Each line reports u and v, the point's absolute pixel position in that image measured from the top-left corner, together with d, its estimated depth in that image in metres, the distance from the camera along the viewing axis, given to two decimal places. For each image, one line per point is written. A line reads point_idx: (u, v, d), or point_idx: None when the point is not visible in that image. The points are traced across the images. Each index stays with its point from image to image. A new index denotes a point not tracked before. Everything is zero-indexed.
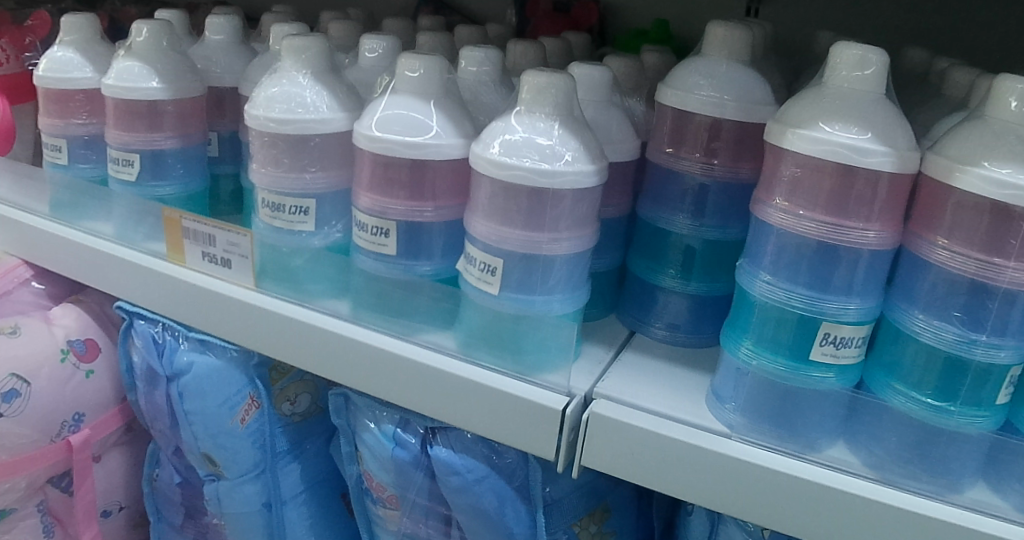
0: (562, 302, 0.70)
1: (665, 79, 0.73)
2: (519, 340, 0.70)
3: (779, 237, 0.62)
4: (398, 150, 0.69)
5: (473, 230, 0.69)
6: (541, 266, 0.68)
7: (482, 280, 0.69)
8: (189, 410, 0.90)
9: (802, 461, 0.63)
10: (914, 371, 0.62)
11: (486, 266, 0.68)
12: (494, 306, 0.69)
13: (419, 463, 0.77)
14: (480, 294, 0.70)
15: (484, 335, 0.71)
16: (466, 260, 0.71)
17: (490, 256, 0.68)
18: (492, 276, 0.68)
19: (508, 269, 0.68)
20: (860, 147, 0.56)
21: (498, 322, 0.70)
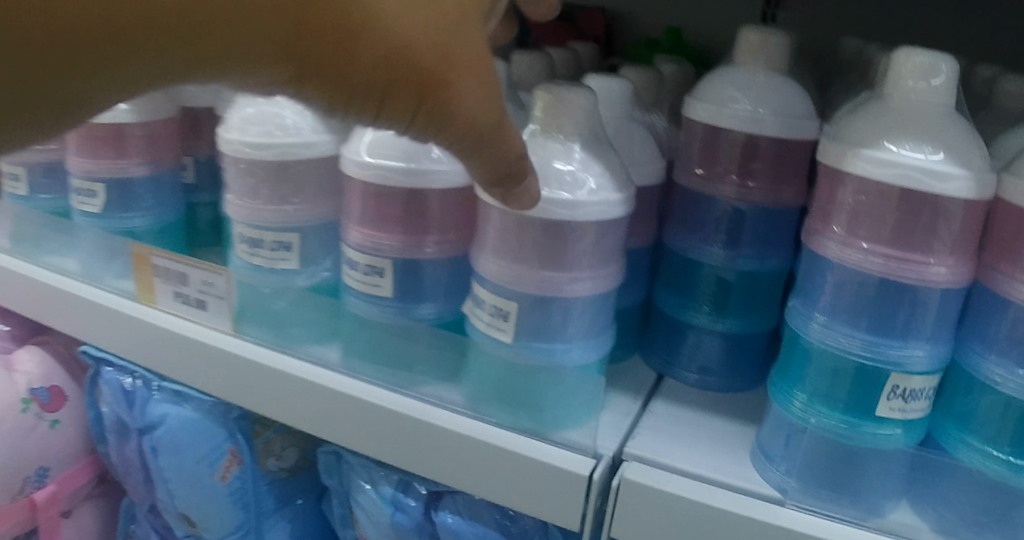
0: (585, 352, 0.61)
1: (693, 91, 0.65)
2: (536, 396, 0.61)
3: (836, 273, 0.53)
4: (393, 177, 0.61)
5: (480, 269, 0.60)
6: (558, 309, 0.59)
7: (493, 327, 0.60)
8: (163, 465, 0.81)
9: (866, 531, 0.53)
10: (989, 424, 0.52)
11: (497, 310, 0.60)
12: (508, 354, 0.61)
13: (422, 530, 0.68)
14: (492, 342, 0.61)
15: (497, 389, 0.63)
16: (473, 299, 0.62)
17: (503, 300, 0.59)
18: (506, 323, 0.60)
19: (521, 313, 0.59)
20: (937, 171, 0.47)
21: (512, 374, 0.62)
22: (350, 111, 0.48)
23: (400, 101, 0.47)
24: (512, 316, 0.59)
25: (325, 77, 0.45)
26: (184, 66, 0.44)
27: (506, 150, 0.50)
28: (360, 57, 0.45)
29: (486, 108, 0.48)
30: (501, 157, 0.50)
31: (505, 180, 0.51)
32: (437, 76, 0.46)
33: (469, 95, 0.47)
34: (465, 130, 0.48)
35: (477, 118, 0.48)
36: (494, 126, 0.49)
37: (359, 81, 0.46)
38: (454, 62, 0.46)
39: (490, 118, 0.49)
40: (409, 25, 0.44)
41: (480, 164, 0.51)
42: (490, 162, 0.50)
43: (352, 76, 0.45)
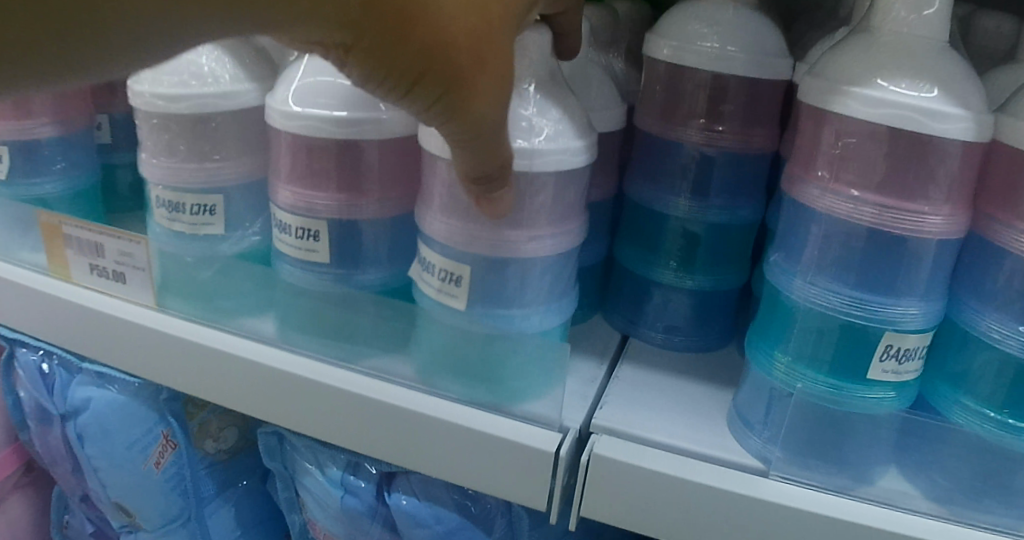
0: (545, 319, 0.56)
1: (656, 27, 0.59)
2: (491, 368, 0.56)
3: (822, 224, 0.48)
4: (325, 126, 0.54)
5: (426, 229, 0.54)
6: (514, 274, 0.54)
7: (445, 294, 0.55)
8: (92, 455, 0.74)
9: (853, 501, 0.50)
10: (984, 383, 0.49)
11: (447, 274, 0.54)
12: (461, 324, 0.55)
13: (376, 514, 0.63)
14: (444, 313, 0.56)
15: (448, 362, 0.57)
16: (420, 262, 0.56)
17: (455, 263, 0.53)
18: (459, 289, 0.54)
19: (474, 278, 0.54)
20: (932, 110, 0.43)
21: (465, 345, 0.56)
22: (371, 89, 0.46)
23: (427, 87, 0.45)
24: (465, 280, 0.54)
25: (368, 48, 0.43)
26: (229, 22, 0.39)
27: (495, 151, 0.47)
28: (406, 43, 0.43)
29: (496, 110, 0.46)
30: (494, 162, 0.47)
31: (487, 182, 0.48)
32: (468, 70, 0.45)
33: (492, 98, 0.46)
34: (470, 124, 0.46)
35: (489, 115, 0.46)
36: (497, 127, 0.46)
37: (388, 58, 0.43)
38: (484, 60, 0.45)
39: (501, 114, 0.46)
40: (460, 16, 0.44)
41: (467, 160, 0.48)
42: (478, 162, 0.47)
43: (389, 54, 0.43)
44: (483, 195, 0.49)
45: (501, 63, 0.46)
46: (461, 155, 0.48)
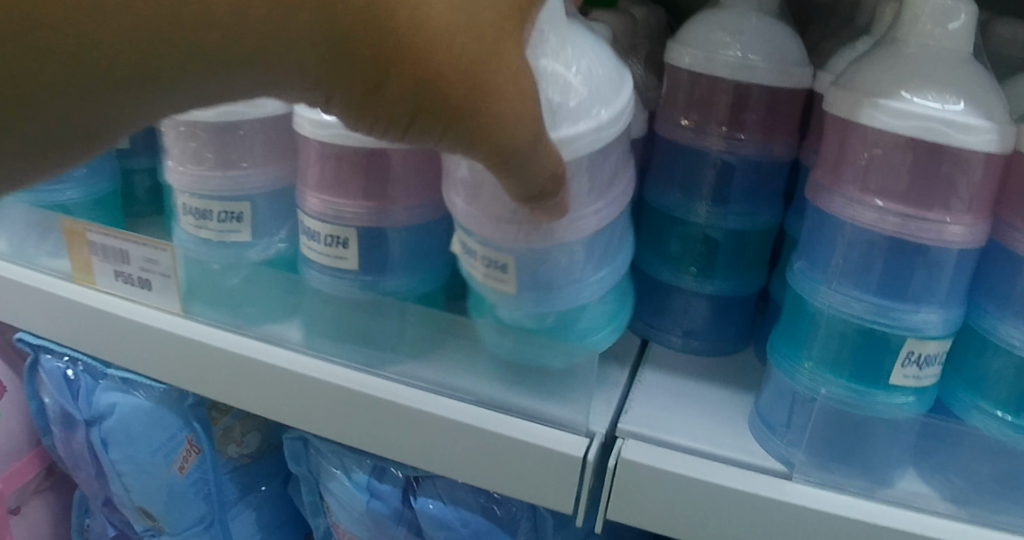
0: (602, 280, 0.55)
1: (678, 35, 0.60)
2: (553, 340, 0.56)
3: (845, 233, 0.50)
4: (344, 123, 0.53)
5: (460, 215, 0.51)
6: (565, 253, 0.52)
7: (496, 280, 0.53)
8: (116, 459, 0.75)
9: (873, 503, 0.51)
10: (1003, 388, 0.50)
11: (492, 262, 0.52)
12: (514, 308, 0.54)
13: (401, 517, 0.64)
14: (500, 297, 0.54)
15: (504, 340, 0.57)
16: (463, 243, 0.54)
17: (495, 248, 0.51)
18: (508, 274, 0.52)
19: (520, 265, 0.52)
20: (958, 122, 0.44)
21: (524, 324, 0.56)
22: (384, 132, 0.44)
23: (434, 128, 0.42)
24: (512, 267, 0.52)
25: (355, 92, 0.41)
26: (231, 82, 0.40)
27: (536, 167, 0.45)
28: (392, 81, 0.40)
29: (515, 132, 0.43)
30: (539, 173, 0.45)
31: (539, 190, 0.46)
32: (471, 106, 0.41)
33: (510, 127, 0.42)
34: (493, 148, 0.43)
35: (510, 137, 0.43)
36: (527, 143, 0.43)
37: (380, 101, 0.41)
38: (483, 90, 0.41)
39: (527, 132, 0.43)
40: (441, 46, 0.39)
41: (511, 181, 0.45)
42: (524, 177, 0.45)
43: (383, 97, 0.41)
44: (529, 198, 0.47)
45: (505, 83, 0.42)
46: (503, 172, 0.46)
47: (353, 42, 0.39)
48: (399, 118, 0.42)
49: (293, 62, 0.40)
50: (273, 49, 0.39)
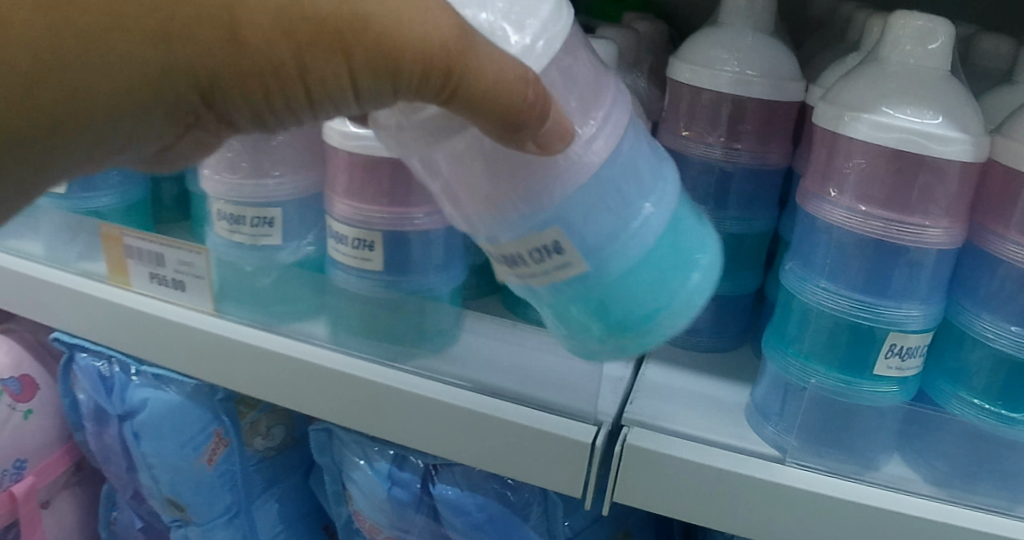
0: (659, 210, 0.47)
1: (680, 52, 0.64)
2: (641, 300, 0.47)
3: (832, 235, 0.54)
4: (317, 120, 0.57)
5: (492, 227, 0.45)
6: (599, 187, 0.45)
7: (558, 266, 0.45)
8: (147, 451, 0.79)
9: (862, 484, 0.55)
10: (979, 378, 0.55)
11: (539, 248, 0.45)
12: (581, 290, 0.46)
13: (421, 503, 0.68)
14: (569, 279, 0.46)
15: (594, 327, 0.48)
16: (498, 255, 0.47)
17: (536, 232, 0.44)
18: (565, 253, 0.45)
19: (567, 229, 0.44)
20: (935, 134, 0.48)
21: (600, 303, 0.47)
22: (306, 117, 0.45)
23: (319, 85, 0.42)
24: (564, 242, 0.44)
25: (228, 90, 0.42)
26: (124, 133, 0.43)
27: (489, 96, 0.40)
28: (247, 54, 0.40)
29: (420, 53, 0.40)
30: (500, 91, 0.40)
31: (520, 118, 0.40)
32: (336, 48, 0.41)
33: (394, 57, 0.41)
34: (418, 85, 0.41)
35: (419, 62, 0.40)
36: (447, 61, 0.40)
37: (260, 86, 0.42)
38: (345, 33, 0.40)
39: (436, 47, 0.40)
40: (264, 13, 0.40)
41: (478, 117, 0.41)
42: (488, 106, 0.41)
43: (249, 82, 0.41)
44: (514, 141, 0.42)
45: (370, 11, 0.40)
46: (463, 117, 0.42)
47: (177, 35, 0.40)
48: (294, 93, 0.42)
49: (152, 97, 0.41)
50: (127, 87, 0.40)
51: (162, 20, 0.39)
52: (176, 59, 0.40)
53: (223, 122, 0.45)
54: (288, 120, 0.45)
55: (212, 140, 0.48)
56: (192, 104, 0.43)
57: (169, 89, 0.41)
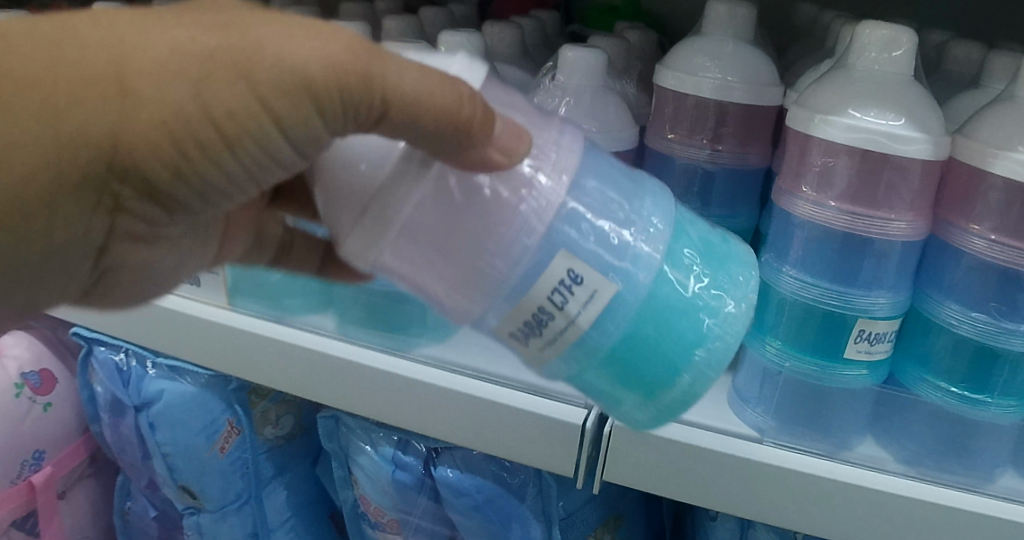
0: (659, 224, 0.46)
1: (664, 60, 0.68)
2: (672, 319, 0.46)
3: (804, 228, 0.58)
4: (267, 253, 0.59)
5: (492, 268, 0.43)
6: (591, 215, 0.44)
7: (584, 301, 0.43)
8: (162, 441, 0.83)
9: (837, 462, 0.59)
10: (945, 363, 0.59)
11: (560, 285, 0.43)
12: (615, 341, 0.45)
13: (422, 485, 0.73)
14: (601, 320, 0.44)
15: (636, 372, 0.46)
16: (510, 334, 0.45)
17: (547, 270, 0.43)
18: (586, 282, 0.43)
19: (580, 256, 0.43)
20: (898, 134, 0.51)
21: (640, 352, 0.46)
22: (241, 178, 0.41)
23: (231, 134, 0.39)
24: (579, 270, 0.43)
25: (137, 156, 0.39)
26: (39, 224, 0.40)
27: (416, 108, 0.39)
28: (142, 105, 0.38)
29: (332, 70, 0.38)
30: (441, 98, 0.39)
31: (465, 122, 0.40)
32: (235, 91, 0.38)
33: (297, 88, 0.38)
34: (345, 110, 0.39)
35: (336, 83, 0.38)
36: (368, 77, 0.38)
37: (170, 144, 0.38)
38: (240, 73, 0.38)
39: (351, 66, 0.38)
40: (146, 60, 0.37)
41: (414, 131, 0.40)
42: (430, 118, 0.39)
43: (155, 139, 0.38)
44: (474, 163, 0.42)
45: (259, 36, 0.38)
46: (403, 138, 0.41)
47: (62, 101, 0.38)
48: (211, 146, 0.39)
49: (57, 175, 0.39)
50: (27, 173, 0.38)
51: (44, 90, 0.37)
52: (66, 125, 0.38)
53: (151, 198, 0.41)
54: (224, 186, 0.41)
55: (155, 230, 0.45)
56: (102, 175, 0.39)
57: (73, 163, 0.39)
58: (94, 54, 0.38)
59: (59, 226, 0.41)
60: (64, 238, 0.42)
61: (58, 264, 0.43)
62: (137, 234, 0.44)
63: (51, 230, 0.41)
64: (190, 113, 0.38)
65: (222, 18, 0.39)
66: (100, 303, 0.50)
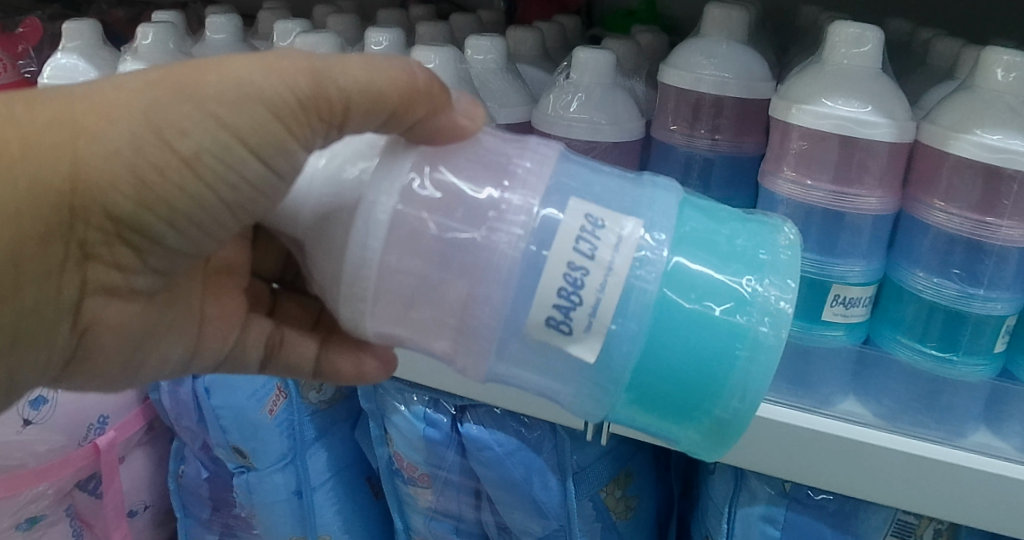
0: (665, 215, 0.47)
1: (667, 59, 0.76)
2: (710, 293, 0.46)
3: (787, 205, 0.66)
4: (257, 351, 0.60)
5: (491, 266, 0.44)
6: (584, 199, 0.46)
7: (612, 244, 0.44)
8: (217, 404, 0.93)
9: (818, 414, 0.66)
10: (916, 325, 0.66)
11: (589, 223, 0.44)
12: (629, 347, 0.45)
13: (450, 440, 0.82)
14: (638, 267, 0.44)
15: (693, 348, 0.45)
16: (547, 327, 0.44)
17: (566, 215, 0.44)
18: (608, 221, 0.44)
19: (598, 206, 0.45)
20: (861, 120, 0.59)
21: (663, 358, 0.45)
22: (210, 206, 0.46)
23: (190, 156, 0.44)
24: (598, 212, 0.45)
25: (106, 191, 0.43)
26: (18, 277, 0.44)
27: (366, 90, 0.45)
28: (97, 140, 0.43)
29: (277, 76, 0.44)
30: (391, 77, 0.46)
31: (421, 87, 0.46)
32: (185, 111, 0.43)
33: (245, 99, 0.44)
34: (306, 109, 0.44)
35: (286, 86, 0.44)
36: (315, 73, 0.45)
37: (131, 172, 0.43)
38: (190, 95, 0.43)
39: (298, 67, 0.44)
40: (101, 102, 0.43)
41: (369, 112, 0.46)
42: (390, 91, 0.45)
43: (116, 171, 0.43)
44: (439, 130, 0.47)
45: (203, 61, 0.44)
46: (372, 125, 0.47)
47: (20, 155, 0.42)
48: (174, 170, 0.44)
49: (34, 219, 0.43)
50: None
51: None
52: (24, 178, 0.42)
53: (120, 238, 0.45)
54: (192, 216, 0.45)
55: (127, 278, 0.48)
56: (68, 220, 0.44)
57: (37, 211, 0.43)
58: (42, 116, 0.43)
59: (30, 284, 0.44)
60: (35, 296, 0.45)
61: (35, 320, 0.46)
62: (110, 285, 0.48)
63: (21, 292, 0.44)
64: (149, 145, 0.43)
65: (159, 64, 0.45)
66: (83, 374, 0.53)
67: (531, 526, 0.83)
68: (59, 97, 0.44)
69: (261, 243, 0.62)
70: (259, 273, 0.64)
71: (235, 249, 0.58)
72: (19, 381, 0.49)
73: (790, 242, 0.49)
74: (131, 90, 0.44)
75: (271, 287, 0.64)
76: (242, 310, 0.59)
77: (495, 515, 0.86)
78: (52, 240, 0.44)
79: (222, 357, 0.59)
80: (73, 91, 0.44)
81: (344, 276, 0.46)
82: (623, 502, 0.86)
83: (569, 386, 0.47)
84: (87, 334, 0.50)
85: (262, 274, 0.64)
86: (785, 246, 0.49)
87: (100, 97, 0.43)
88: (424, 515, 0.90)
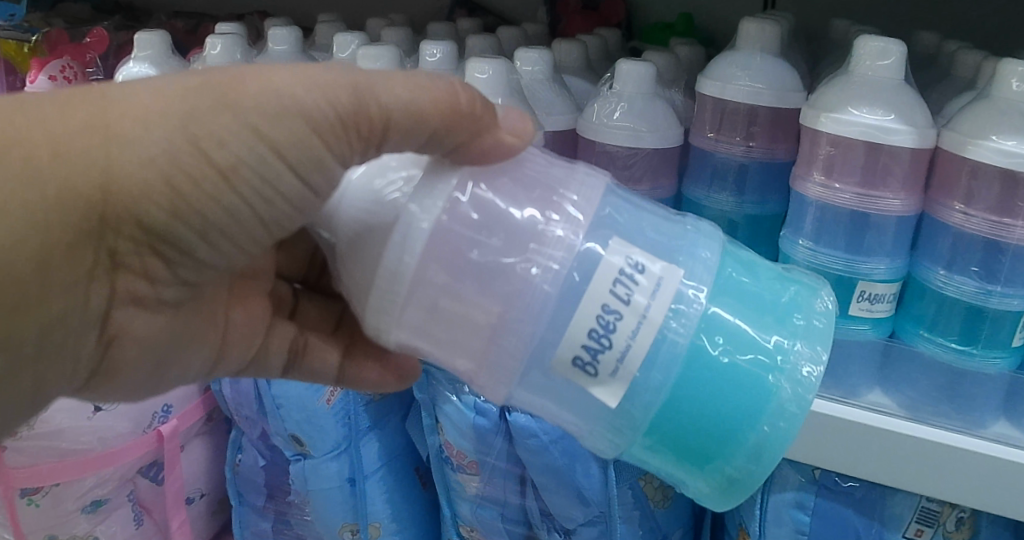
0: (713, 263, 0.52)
1: (703, 72, 0.81)
2: (745, 347, 0.51)
3: (819, 208, 0.72)
4: (278, 356, 0.66)
5: (525, 279, 0.49)
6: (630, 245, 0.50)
7: (648, 290, 0.48)
8: (277, 395, 0.99)
9: (846, 403, 0.70)
10: (940, 321, 0.70)
11: (632, 268, 0.48)
12: (660, 394, 0.50)
13: (498, 428, 0.87)
14: (673, 318, 0.49)
15: (721, 404, 0.50)
16: (573, 367, 0.49)
17: (607, 258, 0.48)
18: (647, 272, 0.49)
19: (644, 254, 0.50)
20: (884, 127, 0.64)
21: (692, 405, 0.50)
22: (242, 218, 0.49)
23: (220, 172, 0.47)
24: (640, 259, 0.49)
25: (135, 202, 0.46)
26: (48, 281, 0.47)
27: (409, 109, 0.49)
28: (131, 148, 0.46)
29: (321, 91, 0.48)
30: (432, 98, 0.49)
31: (462, 110, 0.50)
32: (225, 121, 0.46)
33: (282, 109, 0.47)
34: (345, 125, 0.48)
35: (327, 101, 0.48)
36: (357, 91, 0.48)
37: (165, 182, 0.46)
38: (234, 105, 0.46)
39: (341, 84, 0.48)
40: (136, 110, 0.46)
41: (407, 133, 0.50)
42: (433, 114, 0.49)
43: (151, 181, 0.46)
44: (483, 150, 0.51)
45: (241, 72, 0.47)
46: (411, 143, 0.50)
47: (48, 161, 0.45)
48: (209, 181, 0.47)
49: (62, 225, 0.45)
50: (20, 237, 0.44)
51: (30, 156, 0.44)
52: (54, 185, 0.45)
53: (150, 248, 0.49)
54: (221, 227, 0.49)
55: (155, 291, 0.52)
56: (99, 228, 0.47)
57: (64, 221, 0.45)
58: (78, 119, 0.45)
59: (59, 292, 0.48)
60: (64, 303, 0.49)
61: (63, 331, 0.50)
62: (137, 295, 0.52)
63: (49, 300, 0.48)
64: (181, 159, 0.46)
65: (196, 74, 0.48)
66: (105, 375, 0.56)
67: (572, 513, 0.88)
68: (97, 99, 0.46)
69: (286, 247, 0.69)
70: (282, 275, 0.70)
71: (265, 258, 0.64)
72: (46, 388, 0.52)
73: (824, 309, 0.54)
74: (163, 99, 0.46)
75: (293, 288, 0.70)
76: (265, 316, 0.64)
77: (539, 501, 0.91)
78: (79, 248, 0.47)
79: (237, 366, 0.64)
80: (107, 98, 0.46)
81: (378, 282, 0.50)
82: (661, 491, 0.90)
83: (590, 421, 0.52)
84: (112, 343, 0.54)
85: (287, 276, 0.70)
86: (819, 312, 0.54)
87: (135, 105, 0.46)
88: (470, 502, 0.95)
